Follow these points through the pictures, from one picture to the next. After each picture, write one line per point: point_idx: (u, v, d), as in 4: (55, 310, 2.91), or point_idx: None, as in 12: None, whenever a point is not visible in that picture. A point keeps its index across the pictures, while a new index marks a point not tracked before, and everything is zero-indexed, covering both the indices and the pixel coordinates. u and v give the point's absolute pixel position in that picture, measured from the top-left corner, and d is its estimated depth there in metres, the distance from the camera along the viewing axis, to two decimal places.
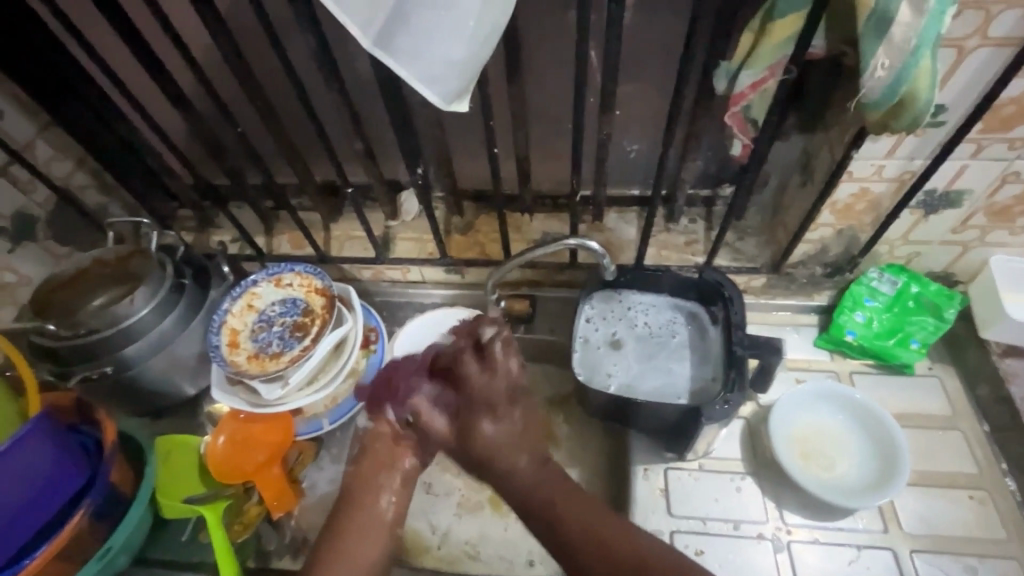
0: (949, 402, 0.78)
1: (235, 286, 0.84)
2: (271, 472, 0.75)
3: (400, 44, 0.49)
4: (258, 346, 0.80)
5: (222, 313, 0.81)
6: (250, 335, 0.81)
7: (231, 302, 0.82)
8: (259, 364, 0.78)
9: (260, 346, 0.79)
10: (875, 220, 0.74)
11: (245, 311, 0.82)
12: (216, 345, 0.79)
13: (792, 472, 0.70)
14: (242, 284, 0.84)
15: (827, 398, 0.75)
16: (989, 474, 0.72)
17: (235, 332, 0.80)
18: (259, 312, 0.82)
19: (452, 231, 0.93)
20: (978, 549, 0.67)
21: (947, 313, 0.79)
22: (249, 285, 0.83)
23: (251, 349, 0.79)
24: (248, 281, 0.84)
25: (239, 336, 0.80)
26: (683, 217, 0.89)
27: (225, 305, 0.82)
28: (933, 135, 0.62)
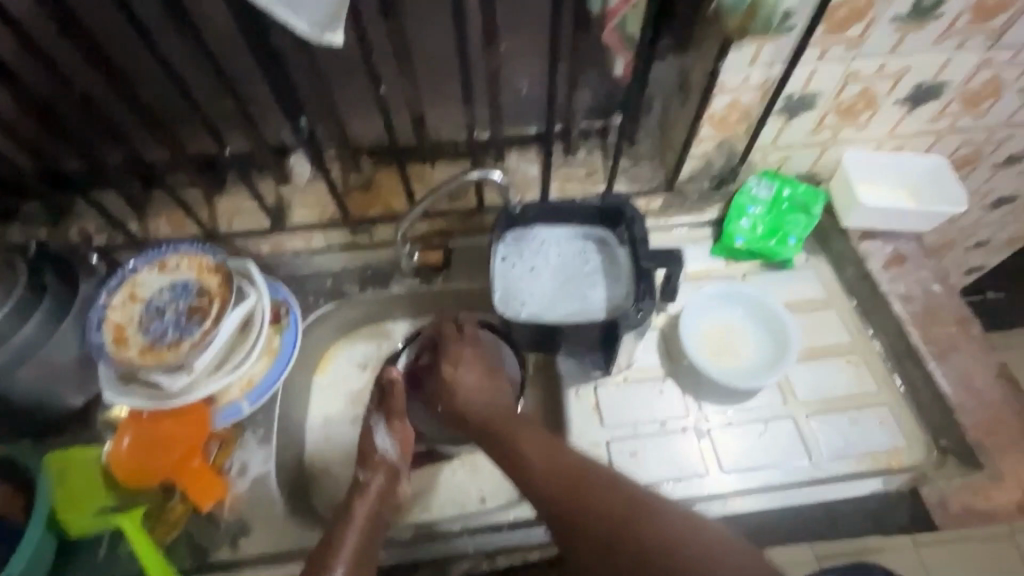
0: (825, 286, 0.89)
1: (110, 278, 0.76)
2: (192, 466, 0.70)
3: None
4: (151, 338, 0.72)
5: (101, 310, 0.73)
6: (138, 328, 0.73)
7: (110, 296, 0.74)
8: (157, 357, 0.71)
9: (152, 336, 0.72)
10: (749, 129, 0.80)
11: (128, 303, 0.74)
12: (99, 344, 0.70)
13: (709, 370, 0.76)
14: (118, 274, 0.76)
15: (724, 299, 0.83)
16: (859, 338, 0.83)
17: (121, 328, 0.72)
18: (145, 301, 0.75)
19: (352, 189, 0.89)
20: (858, 402, 0.78)
21: (815, 208, 0.89)
22: (127, 274, 0.75)
23: (144, 341, 0.72)
24: (125, 270, 0.76)
25: (127, 330, 0.72)
26: (581, 149, 0.92)
27: (102, 299, 0.74)
28: (786, 39, 0.67)
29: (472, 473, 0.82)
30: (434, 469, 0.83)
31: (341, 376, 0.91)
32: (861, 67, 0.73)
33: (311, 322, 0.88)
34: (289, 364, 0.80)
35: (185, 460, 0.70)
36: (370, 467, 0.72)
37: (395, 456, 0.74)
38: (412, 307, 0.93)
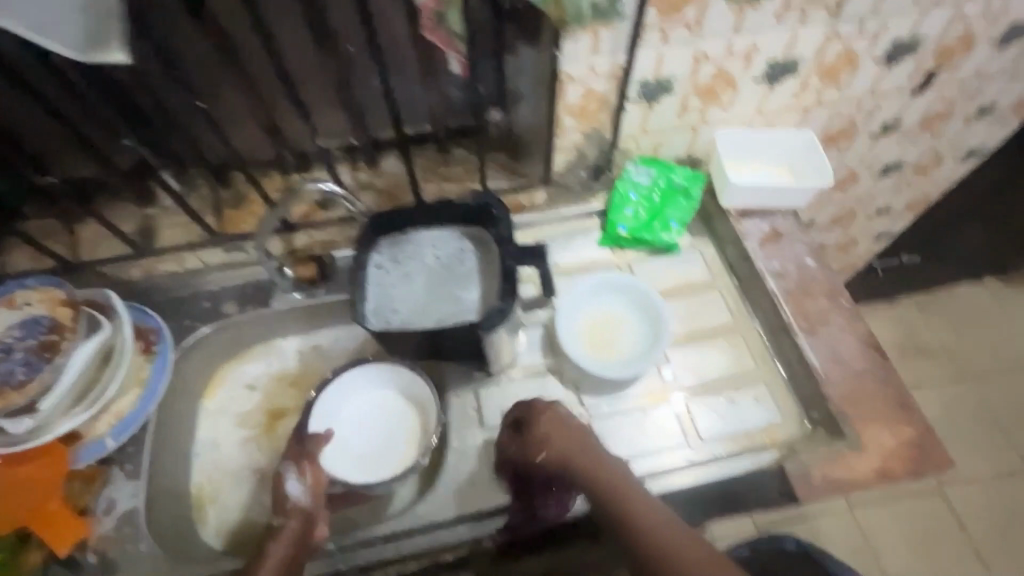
0: (708, 268, 0.89)
1: None
2: (51, 510, 0.68)
3: None
4: None
5: None
6: None
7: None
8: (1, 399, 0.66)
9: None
10: (611, 117, 0.79)
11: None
12: None
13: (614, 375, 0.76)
14: None
15: (581, 296, 0.82)
16: (740, 318, 0.84)
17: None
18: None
19: (222, 207, 0.86)
20: (736, 382, 0.79)
21: (694, 190, 0.90)
22: None
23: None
24: None
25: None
26: (456, 149, 0.90)
27: None
28: (621, 26, 0.66)
29: None
30: None
31: (229, 398, 0.88)
32: (708, 48, 0.73)
33: (188, 346, 0.85)
34: (160, 392, 0.77)
35: (41, 506, 0.68)
36: (285, 512, 0.66)
37: (308, 500, 0.68)
38: (299, 321, 0.91)
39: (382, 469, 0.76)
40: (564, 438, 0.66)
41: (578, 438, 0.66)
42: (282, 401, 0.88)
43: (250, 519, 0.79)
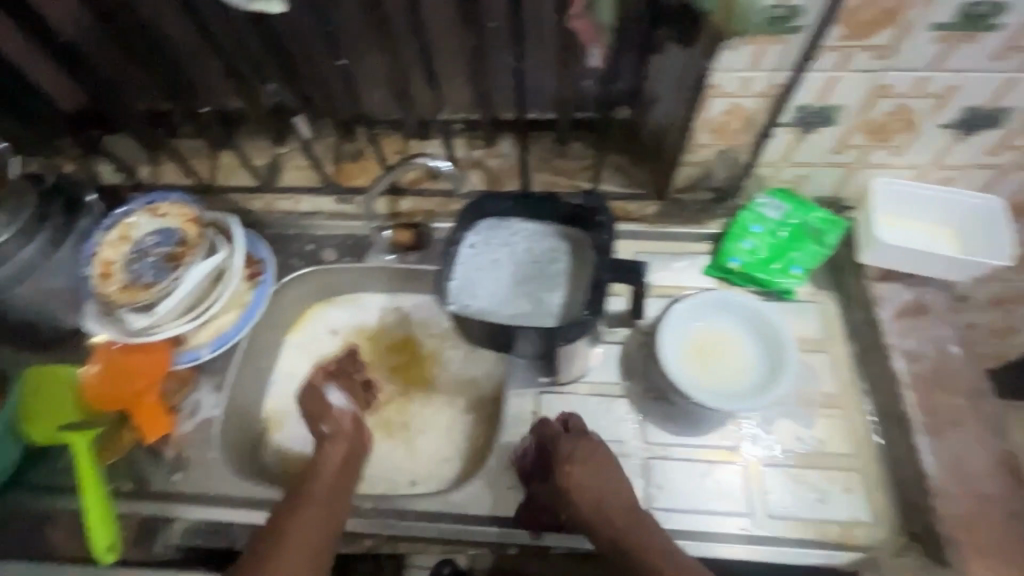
0: (823, 325, 0.79)
1: (104, 219, 0.83)
2: (146, 403, 0.75)
3: None
4: (131, 278, 0.78)
5: (94, 246, 0.80)
6: (124, 266, 0.79)
7: (104, 234, 0.81)
8: (131, 294, 0.77)
9: (131, 279, 0.78)
10: (754, 140, 0.71)
11: (118, 243, 0.81)
12: (87, 277, 0.78)
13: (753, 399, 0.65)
14: (113, 216, 0.83)
15: (689, 345, 0.72)
16: (849, 393, 0.74)
17: (108, 264, 0.79)
18: (134, 242, 0.81)
19: (342, 158, 0.91)
20: (824, 463, 0.70)
21: (828, 237, 0.79)
22: (121, 216, 0.82)
23: (124, 280, 0.78)
24: (120, 212, 0.82)
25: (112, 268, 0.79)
26: (576, 142, 0.85)
27: (96, 238, 0.81)
28: (793, 41, 0.58)
29: (410, 454, 0.83)
30: (375, 443, 0.84)
31: (311, 337, 0.93)
32: (893, 81, 0.62)
33: (281, 286, 0.90)
34: (255, 317, 0.83)
35: (140, 396, 0.76)
36: (331, 420, 0.74)
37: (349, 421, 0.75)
38: (386, 281, 0.93)
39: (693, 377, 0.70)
40: (591, 483, 0.62)
41: (598, 479, 0.62)
42: (355, 353, 0.92)
43: (304, 456, 0.84)
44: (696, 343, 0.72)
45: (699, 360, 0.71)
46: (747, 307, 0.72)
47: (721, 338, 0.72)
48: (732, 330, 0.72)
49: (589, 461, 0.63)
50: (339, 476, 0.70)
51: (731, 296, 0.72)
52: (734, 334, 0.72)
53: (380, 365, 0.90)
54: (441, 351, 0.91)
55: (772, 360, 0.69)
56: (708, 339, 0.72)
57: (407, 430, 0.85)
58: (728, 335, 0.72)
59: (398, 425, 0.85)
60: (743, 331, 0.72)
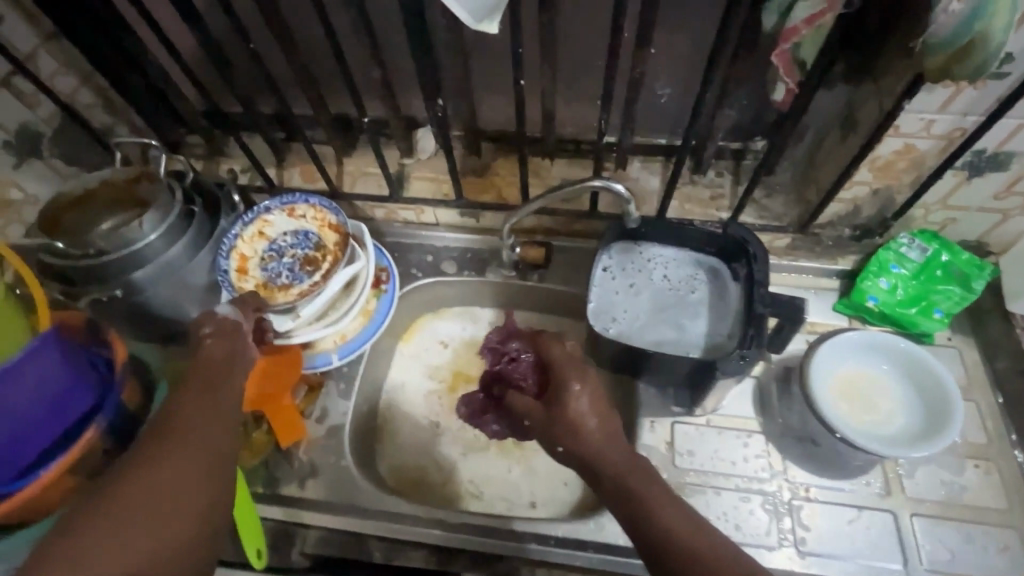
0: (965, 372, 0.77)
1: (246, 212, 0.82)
2: (281, 404, 0.76)
3: None
4: (268, 276, 0.78)
5: (233, 238, 0.79)
6: (259, 264, 0.79)
7: (242, 228, 0.80)
8: (268, 293, 0.76)
9: (268, 276, 0.78)
10: (916, 181, 0.70)
11: (256, 237, 0.80)
12: (225, 269, 0.77)
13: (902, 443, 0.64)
14: (254, 210, 0.82)
15: (841, 382, 0.72)
16: (998, 444, 0.72)
17: (245, 258, 0.79)
18: (271, 239, 0.81)
19: (468, 171, 0.90)
20: (977, 516, 0.68)
21: (975, 283, 0.77)
22: (261, 212, 0.81)
23: (260, 277, 0.78)
24: (261, 207, 0.82)
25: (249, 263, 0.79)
26: (710, 169, 0.84)
27: (236, 229, 0.80)
28: (993, 87, 0.57)
29: (528, 474, 0.82)
30: (492, 460, 0.83)
31: (423, 348, 0.92)
32: None
33: (404, 294, 0.91)
34: (382, 327, 0.83)
35: (276, 398, 0.76)
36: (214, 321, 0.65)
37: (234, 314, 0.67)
38: (502, 297, 0.92)
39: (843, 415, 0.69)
40: (594, 430, 0.56)
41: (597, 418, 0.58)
42: (467, 367, 0.91)
43: (421, 467, 0.83)
44: (849, 382, 0.72)
45: (851, 399, 0.71)
46: (913, 357, 0.70)
47: (876, 382, 0.71)
48: (888, 378, 0.71)
49: (593, 383, 0.60)
50: (219, 377, 0.60)
51: (897, 343, 0.71)
52: (890, 382, 0.71)
53: None
54: None
55: (931, 409, 0.67)
56: (862, 381, 0.72)
57: (523, 448, 0.84)
58: (883, 381, 0.71)
59: (515, 443, 0.84)
60: (900, 380, 0.71)
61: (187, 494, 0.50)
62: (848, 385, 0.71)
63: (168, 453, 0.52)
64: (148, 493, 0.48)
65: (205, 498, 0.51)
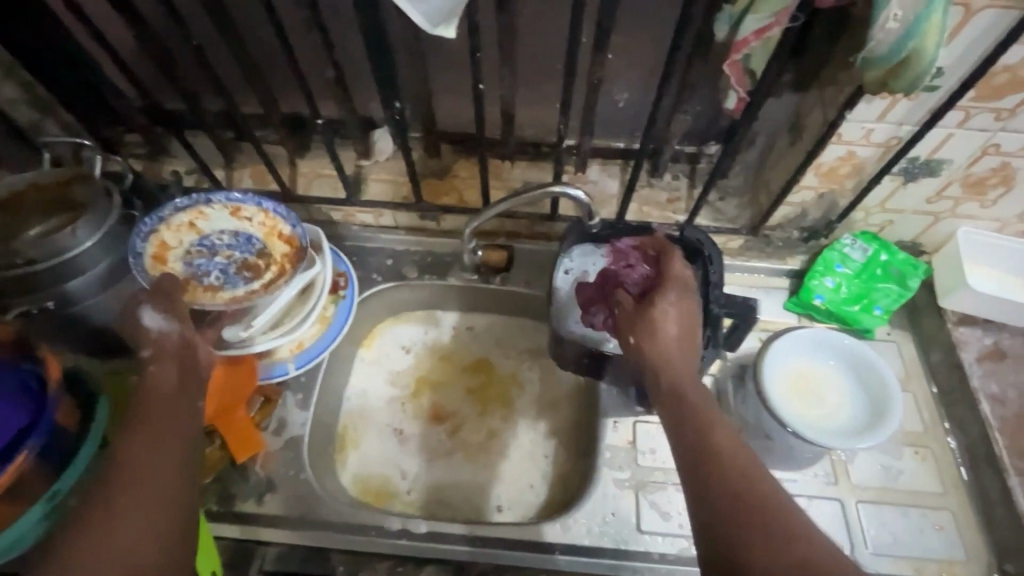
0: (903, 365, 0.82)
1: (184, 197, 0.77)
2: (235, 417, 0.73)
3: None
4: (191, 271, 0.72)
5: (157, 221, 0.73)
6: (182, 255, 0.73)
7: (173, 214, 0.75)
8: (189, 291, 0.70)
9: (193, 271, 0.71)
10: (857, 185, 0.74)
11: (183, 228, 0.74)
12: (139, 252, 0.71)
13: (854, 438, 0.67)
14: (193, 198, 0.76)
15: (793, 379, 0.75)
16: (933, 431, 0.77)
17: (165, 246, 0.73)
18: (202, 233, 0.75)
19: (428, 173, 0.88)
20: (916, 500, 0.72)
21: (911, 281, 0.82)
22: (201, 202, 0.76)
23: (182, 271, 0.71)
24: (201, 198, 0.76)
25: (171, 252, 0.72)
26: (667, 172, 0.86)
27: (165, 213, 0.74)
28: (925, 99, 0.61)
29: (494, 478, 0.81)
30: (458, 465, 0.83)
31: (385, 354, 0.91)
32: (1004, 141, 0.65)
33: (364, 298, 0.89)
34: (341, 333, 0.81)
35: (231, 411, 0.73)
36: (150, 343, 0.60)
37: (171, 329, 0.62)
38: (464, 300, 0.91)
39: (796, 411, 0.72)
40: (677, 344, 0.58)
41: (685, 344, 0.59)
42: (430, 372, 0.90)
43: (385, 476, 0.82)
44: (801, 377, 0.75)
45: (802, 395, 0.74)
46: (859, 354, 0.74)
47: (826, 377, 0.75)
48: (837, 372, 0.75)
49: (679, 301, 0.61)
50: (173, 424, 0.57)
51: (845, 341, 0.75)
52: (837, 377, 0.75)
53: (457, 385, 0.89)
54: (518, 373, 0.89)
55: (874, 404, 0.71)
56: (813, 377, 0.75)
57: (489, 453, 0.83)
58: (831, 376, 0.75)
59: (480, 448, 0.84)
60: (846, 373, 0.75)
61: (138, 551, 0.48)
62: (800, 380, 0.75)
63: (117, 511, 0.50)
64: (98, 557, 0.47)
65: (157, 552, 0.49)
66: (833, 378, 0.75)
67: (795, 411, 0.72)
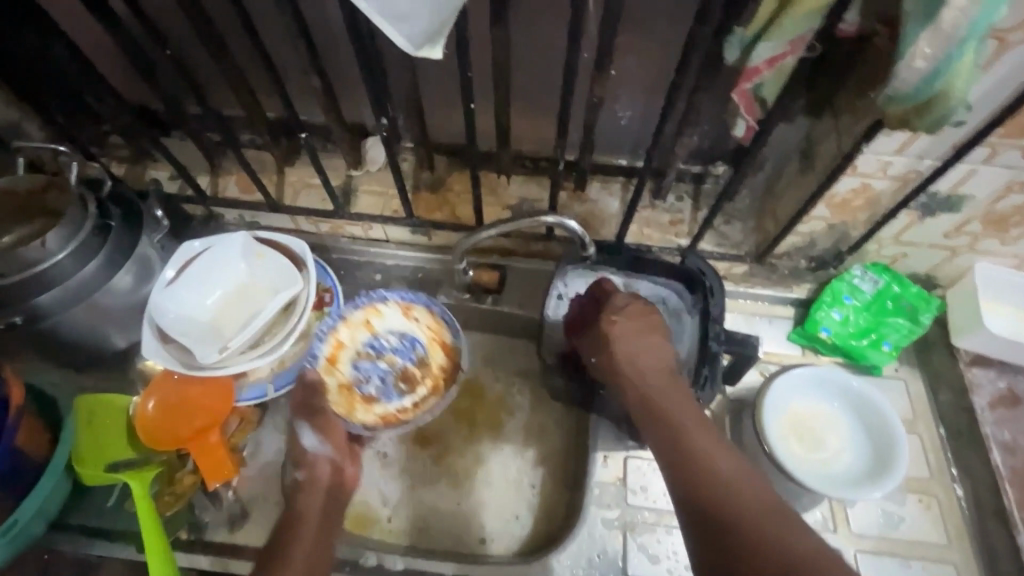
0: (911, 405, 0.78)
1: (361, 294, 0.83)
2: (209, 441, 0.70)
3: None
4: (356, 376, 0.80)
5: (336, 321, 0.80)
6: (353, 358, 0.80)
7: (352, 311, 0.81)
8: (348, 399, 0.78)
9: (358, 377, 0.80)
10: (871, 217, 0.70)
11: (359, 327, 0.81)
12: (317, 356, 0.79)
13: (853, 492, 0.64)
14: (371, 296, 0.82)
15: (794, 419, 0.71)
16: (939, 478, 0.74)
17: (340, 347, 0.80)
18: (376, 333, 0.82)
19: (420, 187, 0.84)
20: (919, 551, 0.69)
21: (923, 317, 0.78)
22: (377, 301, 0.82)
23: (348, 376, 0.80)
24: (377, 297, 0.82)
25: (343, 352, 0.80)
26: (670, 193, 0.82)
27: (343, 311, 0.81)
28: (949, 134, 0.57)
29: (478, 508, 0.79)
30: (442, 493, 0.80)
31: None
32: None
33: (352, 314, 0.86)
34: None
35: (204, 434, 0.70)
36: (306, 466, 0.67)
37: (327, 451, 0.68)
38: (455, 319, 0.88)
39: (795, 453, 0.69)
40: (640, 348, 0.65)
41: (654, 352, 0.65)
42: None
43: (366, 502, 0.79)
44: (802, 418, 0.71)
45: (802, 438, 0.70)
46: (869, 399, 0.70)
47: (829, 421, 0.71)
48: (844, 415, 0.71)
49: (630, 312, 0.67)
50: (320, 532, 0.63)
51: (855, 385, 0.71)
52: (841, 421, 0.71)
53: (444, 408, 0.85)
54: (508, 398, 0.85)
55: (879, 454, 0.68)
56: (815, 418, 0.71)
57: (474, 481, 0.80)
58: (836, 420, 0.71)
59: (465, 475, 0.80)
60: (852, 418, 0.71)
61: None
62: (802, 422, 0.71)
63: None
64: None
65: None
66: (837, 422, 0.71)
67: (794, 454, 0.69)
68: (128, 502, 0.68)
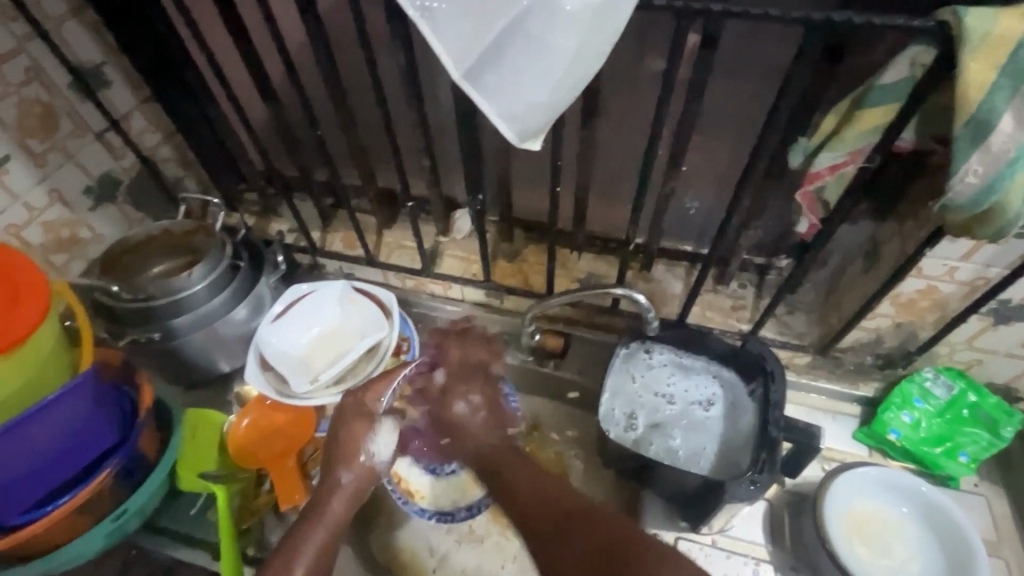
0: (992, 524, 0.74)
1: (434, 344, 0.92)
2: (286, 465, 0.78)
3: (501, 94, 0.50)
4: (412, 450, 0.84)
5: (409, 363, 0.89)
6: None
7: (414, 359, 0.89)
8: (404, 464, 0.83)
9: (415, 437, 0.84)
10: (939, 319, 0.70)
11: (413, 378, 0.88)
12: None
13: None
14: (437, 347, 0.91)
15: (855, 520, 0.69)
16: None
17: None
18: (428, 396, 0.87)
19: (499, 255, 0.94)
20: None
21: (1004, 430, 0.74)
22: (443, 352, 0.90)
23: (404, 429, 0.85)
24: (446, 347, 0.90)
25: None
26: (733, 280, 0.86)
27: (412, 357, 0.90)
28: (1016, 245, 0.59)
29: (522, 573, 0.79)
30: (488, 552, 0.81)
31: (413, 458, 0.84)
32: None
33: None
34: None
35: (283, 457, 0.78)
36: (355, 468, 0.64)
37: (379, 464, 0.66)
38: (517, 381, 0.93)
39: (855, 556, 0.66)
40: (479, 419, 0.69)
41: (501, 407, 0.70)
42: None
43: (413, 551, 0.81)
44: (867, 521, 0.69)
45: (867, 541, 0.67)
46: (948, 513, 0.66)
47: (897, 528, 0.68)
48: (913, 525, 0.68)
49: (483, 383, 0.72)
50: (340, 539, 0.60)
51: (931, 496, 0.67)
52: (912, 531, 0.68)
53: None
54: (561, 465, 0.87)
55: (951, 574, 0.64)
56: (881, 523, 0.68)
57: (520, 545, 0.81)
58: (904, 530, 0.68)
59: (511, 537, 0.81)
60: (925, 529, 0.68)
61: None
62: (866, 526, 0.68)
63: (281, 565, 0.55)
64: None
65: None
66: (905, 531, 0.68)
67: (855, 557, 0.66)
68: (210, 513, 0.75)
